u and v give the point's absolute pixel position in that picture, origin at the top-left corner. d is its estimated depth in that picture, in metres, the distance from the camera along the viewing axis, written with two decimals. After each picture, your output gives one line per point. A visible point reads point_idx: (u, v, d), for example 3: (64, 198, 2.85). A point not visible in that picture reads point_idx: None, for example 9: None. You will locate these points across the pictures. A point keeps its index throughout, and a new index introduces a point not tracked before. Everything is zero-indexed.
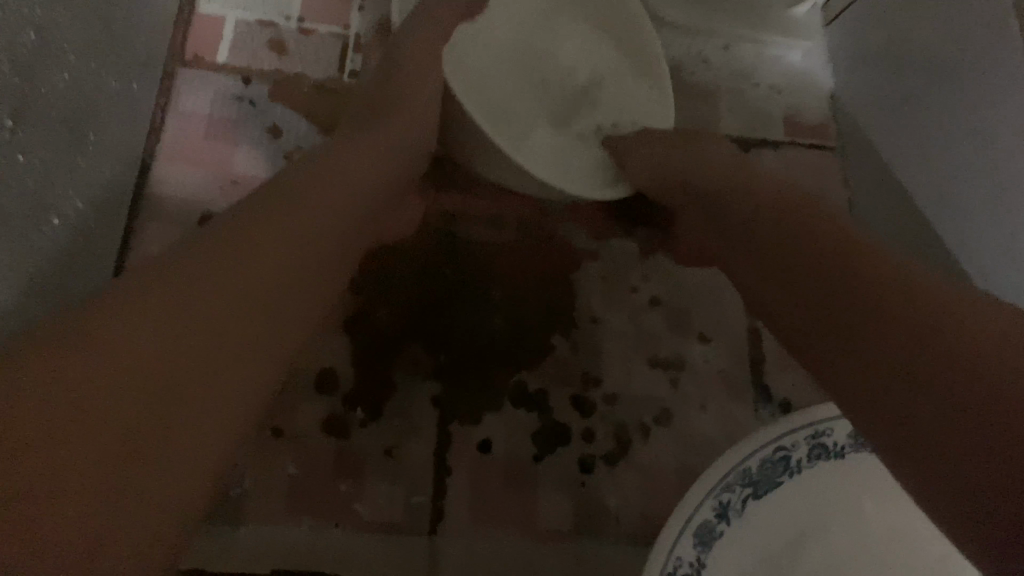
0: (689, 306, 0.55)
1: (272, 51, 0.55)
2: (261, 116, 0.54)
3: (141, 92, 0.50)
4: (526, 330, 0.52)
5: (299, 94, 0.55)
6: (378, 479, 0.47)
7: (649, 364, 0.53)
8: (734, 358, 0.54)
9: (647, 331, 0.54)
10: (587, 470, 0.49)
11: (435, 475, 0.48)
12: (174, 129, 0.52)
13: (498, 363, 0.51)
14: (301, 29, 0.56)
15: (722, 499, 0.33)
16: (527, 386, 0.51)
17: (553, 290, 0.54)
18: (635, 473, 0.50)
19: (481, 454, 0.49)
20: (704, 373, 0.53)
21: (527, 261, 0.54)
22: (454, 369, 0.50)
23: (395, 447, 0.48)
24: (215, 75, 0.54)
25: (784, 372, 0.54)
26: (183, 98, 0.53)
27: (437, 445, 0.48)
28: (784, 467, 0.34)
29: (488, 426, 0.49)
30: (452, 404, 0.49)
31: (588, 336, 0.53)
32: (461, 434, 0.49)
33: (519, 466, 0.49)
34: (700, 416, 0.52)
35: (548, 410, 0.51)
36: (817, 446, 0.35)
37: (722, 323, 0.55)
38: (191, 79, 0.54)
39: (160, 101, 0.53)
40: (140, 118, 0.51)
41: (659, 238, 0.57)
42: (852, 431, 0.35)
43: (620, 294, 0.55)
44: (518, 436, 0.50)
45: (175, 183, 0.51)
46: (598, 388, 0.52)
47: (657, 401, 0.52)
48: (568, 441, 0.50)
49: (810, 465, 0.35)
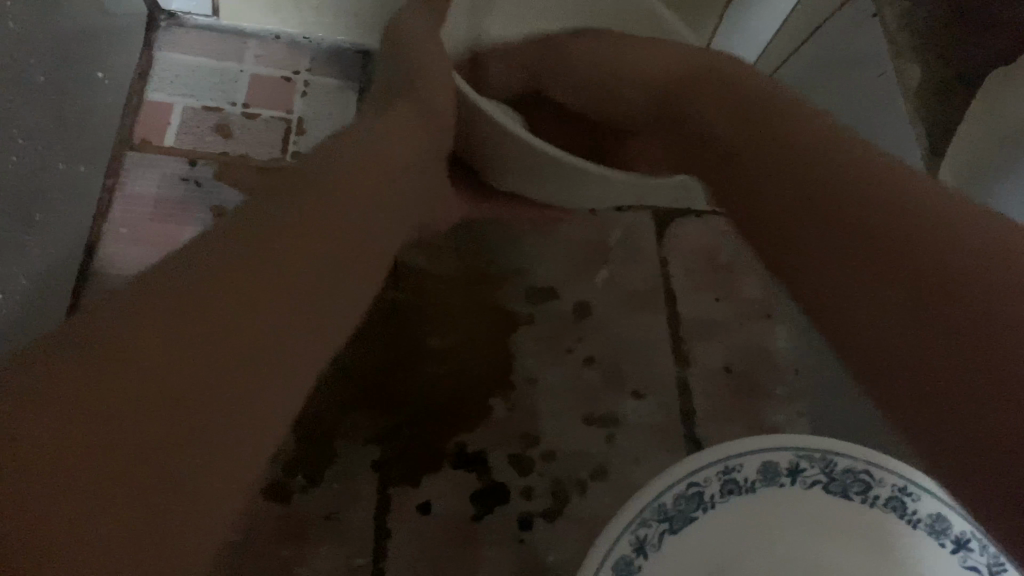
0: (623, 364, 0.58)
1: (218, 134, 0.59)
2: (206, 195, 0.56)
3: (89, 174, 0.53)
4: (463, 392, 0.54)
5: (242, 173, 0.57)
6: (321, 543, 0.49)
7: (585, 421, 0.55)
8: (667, 413, 0.57)
9: (583, 390, 0.56)
10: (526, 526, 0.51)
11: (376, 537, 0.49)
12: (122, 210, 0.55)
13: (436, 425, 0.53)
14: (246, 114, 0.60)
15: (637, 534, 0.35)
16: (467, 446, 0.53)
17: (489, 354, 0.56)
18: (573, 529, 0.51)
19: (422, 515, 0.50)
20: (638, 429, 0.55)
21: (463, 327, 0.57)
22: (393, 432, 0.52)
23: (337, 511, 0.50)
24: (164, 159, 0.57)
25: (715, 426, 0.57)
26: (131, 181, 0.56)
27: (377, 507, 0.50)
28: (697, 503, 0.36)
29: (428, 487, 0.51)
30: (391, 467, 0.51)
31: (525, 396, 0.55)
32: (401, 496, 0.50)
33: (459, 525, 0.50)
34: (636, 470, 0.54)
35: (488, 469, 0.52)
36: (728, 481, 0.37)
37: (655, 380, 0.57)
38: (139, 163, 0.57)
39: (109, 182, 0.56)
40: (88, 198, 0.53)
41: (591, 301, 0.60)
42: (761, 467, 0.38)
43: (555, 355, 0.57)
44: (459, 495, 0.51)
45: (124, 261, 0.54)
46: (536, 446, 0.53)
47: (594, 458, 0.54)
48: (506, 499, 0.51)
49: (723, 500, 0.37)
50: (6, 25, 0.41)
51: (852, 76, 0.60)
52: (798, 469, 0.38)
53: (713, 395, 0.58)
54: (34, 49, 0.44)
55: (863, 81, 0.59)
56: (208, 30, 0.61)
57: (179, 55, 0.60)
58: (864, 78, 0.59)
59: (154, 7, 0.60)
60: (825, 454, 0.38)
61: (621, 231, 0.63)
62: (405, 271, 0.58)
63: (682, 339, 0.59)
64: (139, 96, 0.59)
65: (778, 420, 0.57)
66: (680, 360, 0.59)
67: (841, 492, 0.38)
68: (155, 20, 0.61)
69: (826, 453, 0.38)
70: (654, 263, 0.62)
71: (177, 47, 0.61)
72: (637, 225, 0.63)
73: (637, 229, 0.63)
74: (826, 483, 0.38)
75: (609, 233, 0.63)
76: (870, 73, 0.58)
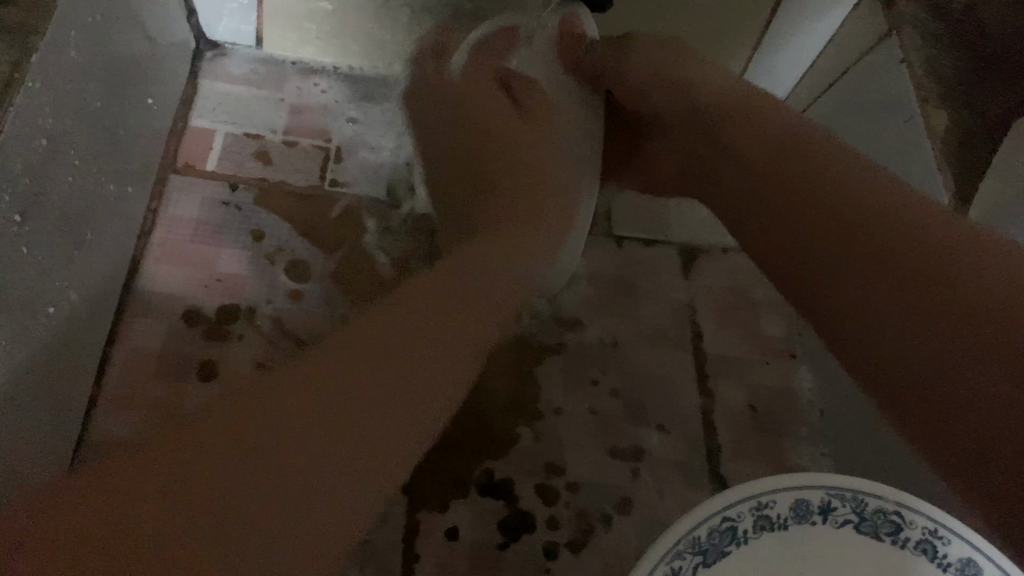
0: (647, 397, 0.58)
1: (258, 161, 0.60)
2: (245, 219, 0.58)
3: (135, 196, 0.54)
4: (489, 420, 0.55)
5: (279, 199, 0.59)
6: (348, 567, 0.49)
7: (610, 453, 0.55)
8: (690, 447, 0.57)
9: (608, 422, 0.57)
10: (551, 556, 0.51)
11: (403, 561, 0.50)
12: (163, 231, 0.56)
13: (464, 452, 0.53)
14: (285, 142, 0.61)
15: (673, 566, 0.35)
16: (494, 474, 0.53)
17: (516, 382, 0.57)
18: (597, 560, 0.51)
19: (449, 541, 0.51)
20: (662, 462, 0.56)
21: (489, 354, 0.58)
22: (422, 457, 0.53)
23: (365, 535, 0.50)
24: (204, 182, 0.59)
25: (738, 462, 0.57)
26: (173, 204, 0.57)
27: (405, 532, 0.50)
28: (730, 538, 0.37)
29: (455, 513, 0.51)
30: (420, 492, 0.52)
31: (551, 427, 0.56)
32: (428, 521, 0.51)
33: (484, 553, 0.51)
34: (659, 503, 0.54)
35: (514, 498, 0.53)
36: (761, 517, 0.38)
37: (678, 414, 0.58)
38: (180, 185, 0.58)
39: (152, 205, 0.57)
40: (133, 220, 0.54)
41: (617, 334, 0.60)
42: (794, 504, 0.38)
43: (581, 386, 0.58)
44: (485, 523, 0.51)
45: (163, 282, 0.55)
46: (561, 477, 0.54)
47: (617, 490, 0.54)
48: (532, 528, 0.52)
49: (756, 536, 0.38)
50: (69, 52, 0.43)
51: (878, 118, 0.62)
52: (830, 507, 0.39)
53: (737, 431, 0.58)
54: (91, 77, 0.46)
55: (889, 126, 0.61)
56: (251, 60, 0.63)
57: (222, 83, 0.62)
58: (885, 126, 0.61)
59: (200, 36, 0.62)
60: (857, 494, 0.39)
61: (647, 267, 0.64)
62: None
63: (707, 375, 0.60)
64: (183, 122, 0.60)
65: (800, 459, 0.58)
66: (705, 396, 0.59)
67: (872, 532, 0.39)
68: (200, 49, 0.63)
69: (858, 493, 0.39)
70: (680, 298, 0.63)
71: (221, 75, 0.62)
72: (662, 261, 0.64)
73: (663, 265, 0.64)
74: (856, 522, 0.39)
75: (636, 268, 0.64)
76: (895, 117, 0.60)
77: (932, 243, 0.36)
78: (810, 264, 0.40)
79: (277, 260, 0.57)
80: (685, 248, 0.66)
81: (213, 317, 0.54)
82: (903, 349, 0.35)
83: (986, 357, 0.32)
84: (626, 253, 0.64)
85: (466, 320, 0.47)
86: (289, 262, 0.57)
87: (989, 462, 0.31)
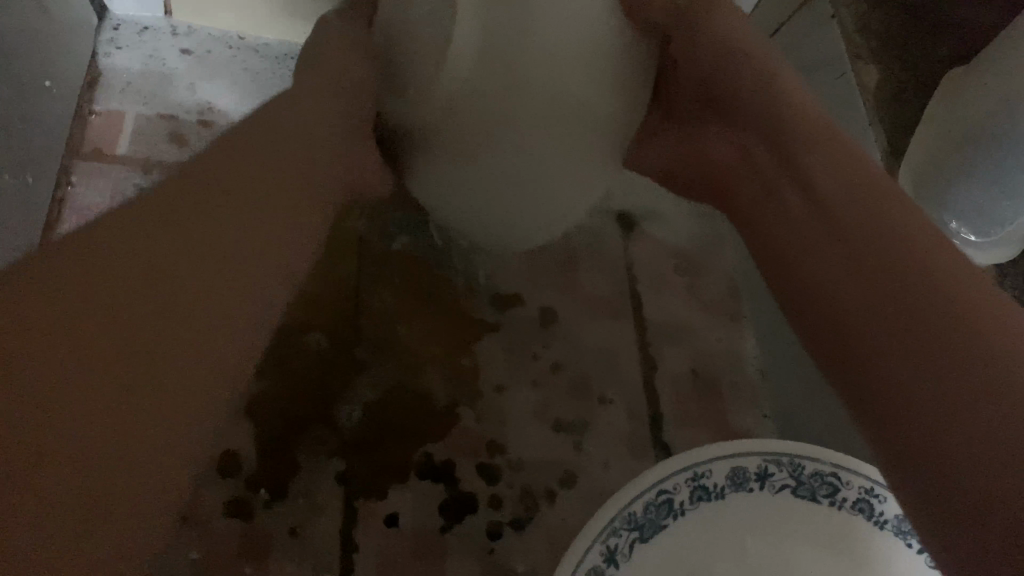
0: (590, 369, 0.57)
1: (172, 142, 0.57)
2: None
3: (37, 186, 0.51)
4: (427, 402, 0.53)
5: None
6: (285, 560, 0.47)
7: (553, 428, 0.54)
8: (635, 416, 0.56)
9: (549, 395, 0.56)
10: (495, 536, 0.50)
11: (342, 553, 0.48)
12: (73, 221, 0.53)
13: (403, 436, 0.52)
14: (200, 122, 0.58)
15: (608, 544, 0.34)
16: (434, 456, 0.52)
17: (453, 361, 0.55)
18: (542, 537, 0.50)
19: (389, 527, 0.49)
20: (606, 433, 0.55)
21: (427, 338, 0.56)
22: (359, 444, 0.51)
23: (302, 526, 0.48)
24: (115, 167, 0.55)
25: (683, 429, 0.57)
26: (81, 192, 0.54)
27: (343, 522, 0.49)
28: (667, 510, 0.36)
29: (394, 499, 0.50)
30: (357, 480, 0.50)
31: (492, 404, 0.54)
32: (367, 509, 0.49)
33: (426, 538, 0.49)
34: (605, 475, 0.53)
35: (455, 479, 0.51)
36: (698, 488, 0.37)
37: (621, 383, 0.57)
38: (89, 172, 0.55)
39: (58, 194, 0.54)
40: (36, 212, 0.51)
41: (556, 307, 0.59)
42: (730, 472, 0.37)
43: (521, 360, 0.56)
44: (426, 507, 0.50)
45: None
46: (503, 455, 0.53)
47: (561, 465, 0.53)
48: (475, 509, 0.51)
49: (693, 506, 0.37)
50: None
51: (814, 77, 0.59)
52: (767, 473, 0.38)
53: (681, 399, 0.58)
54: None
55: (827, 85, 0.57)
56: (155, 33, 0.60)
57: (129, 62, 0.59)
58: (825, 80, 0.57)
59: (102, 10, 0.59)
60: (793, 458, 0.38)
61: (586, 235, 0.63)
62: (366, 282, 0.57)
63: (649, 343, 0.59)
64: (89, 105, 0.57)
65: (746, 423, 0.58)
66: (648, 365, 0.58)
67: (809, 495, 0.38)
68: (102, 26, 0.59)
69: (795, 458, 0.38)
70: (621, 267, 0.62)
71: (127, 54, 0.59)
72: (601, 230, 0.63)
73: (602, 233, 0.63)
74: (795, 487, 0.38)
75: (575, 237, 0.63)
76: (830, 74, 0.57)
77: (937, 299, 0.35)
78: (828, 297, 0.39)
79: None
80: (624, 214, 0.64)
81: None
82: (874, 368, 0.36)
83: (946, 400, 0.32)
84: None
85: (286, 199, 0.43)
86: None
87: (974, 519, 0.30)
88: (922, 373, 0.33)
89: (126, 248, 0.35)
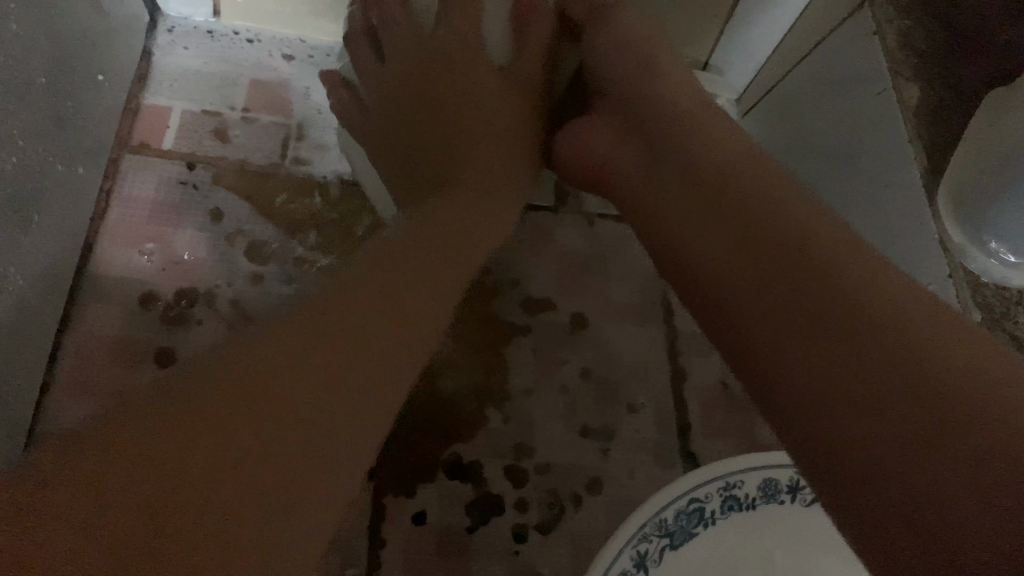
0: (618, 376, 0.58)
1: (215, 138, 0.58)
2: (202, 199, 0.56)
3: (87, 176, 0.52)
4: (458, 402, 0.54)
5: (239, 178, 0.57)
6: (314, 553, 0.48)
7: (580, 434, 0.55)
8: (662, 425, 0.56)
9: (577, 400, 0.56)
10: (520, 539, 0.50)
11: (369, 548, 0.49)
12: (118, 213, 0.55)
13: (431, 435, 0.53)
14: (244, 118, 0.59)
15: (639, 549, 0.34)
16: (462, 457, 0.52)
17: (483, 360, 0.56)
18: (567, 542, 0.51)
19: (416, 526, 0.50)
20: (633, 441, 0.55)
21: (454, 339, 0.56)
22: (387, 442, 0.52)
23: (331, 521, 0.49)
24: (160, 161, 0.57)
25: (710, 439, 0.57)
26: (128, 184, 0.56)
27: (371, 517, 0.49)
28: (697, 519, 0.36)
29: (422, 497, 0.51)
30: (387, 477, 0.51)
31: (520, 408, 0.55)
32: (395, 506, 0.50)
33: (452, 537, 0.50)
34: (631, 482, 0.54)
35: (482, 481, 0.52)
36: (729, 497, 0.37)
37: (649, 392, 0.57)
38: (135, 165, 0.56)
39: (106, 185, 0.55)
40: (85, 202, 0.53)
41: (587, 313, 0.60)
42: (761, 484, 0.38)
43: (550, 365, 0.57)
44: (453, 507, 0.51)
45: (118, 265, 0.53)
46: (530, 458, 0.53)
47: (588, 470, 0.54)
48: (501, 510, 0.51)
49: (723, 516, 0.37)
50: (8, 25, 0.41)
51: (847, 89, 0.59)
52: (798, 486, 0.38)
53: (708, 409, 0.58)
54: (34, 51, 0.44)
55: (858, 98, 0.57)
56: (207, 32, 0.61)
57: (176, 58, 0.60)
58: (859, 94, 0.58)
59: (154, 9, 0.60)
60: None
61: (619, 243, 0.63)
62: None
63: (678, 353, 0.59)
64: (137, 99, 0.59)
65: (772, 436, 0.58)
66: (677, 375, 0.59)
67: None
68: (152, 23, 0.60)
69: None
70: (652, 275, 0.62)
71: (175, 50, 0.60)
72: (634, 238, 0.64)
73: (635, 241, 0.63)
74: None
75: (607, 244, 0.63)
76: (866, 89, 0.57)
77: (904, 329, 0.31)
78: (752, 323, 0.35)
79: (236, 242, 0.55)
80: None
81: (169, 301, 0.53)
82: (875, 435, 0.29)
83: (920, 460, 0.27)
84: (596, 230, 0.63)
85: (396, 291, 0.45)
86: (249, 244, 0.55)
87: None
88: (875, 406, 0.29)
89: (269, 351, 0.37)
